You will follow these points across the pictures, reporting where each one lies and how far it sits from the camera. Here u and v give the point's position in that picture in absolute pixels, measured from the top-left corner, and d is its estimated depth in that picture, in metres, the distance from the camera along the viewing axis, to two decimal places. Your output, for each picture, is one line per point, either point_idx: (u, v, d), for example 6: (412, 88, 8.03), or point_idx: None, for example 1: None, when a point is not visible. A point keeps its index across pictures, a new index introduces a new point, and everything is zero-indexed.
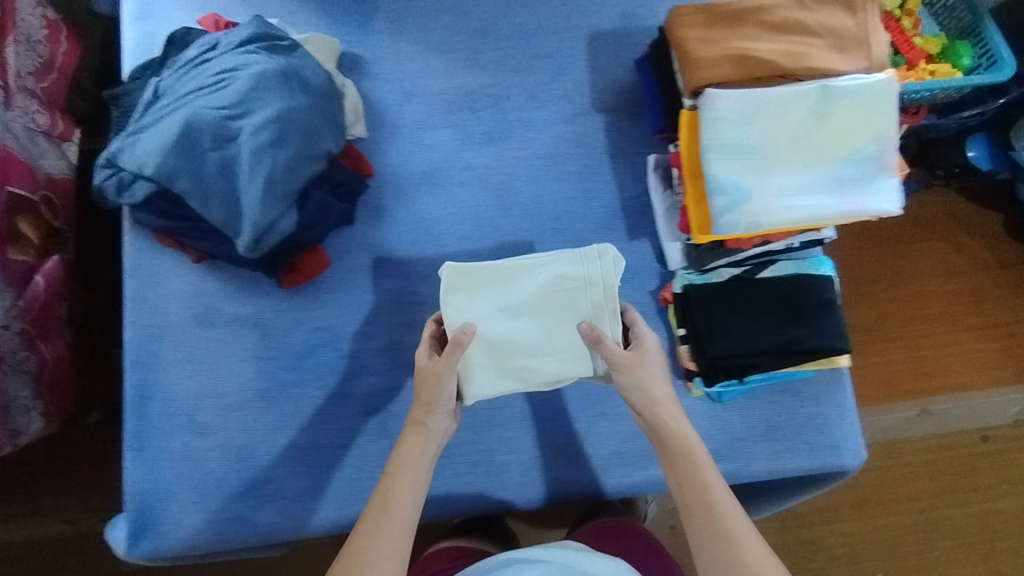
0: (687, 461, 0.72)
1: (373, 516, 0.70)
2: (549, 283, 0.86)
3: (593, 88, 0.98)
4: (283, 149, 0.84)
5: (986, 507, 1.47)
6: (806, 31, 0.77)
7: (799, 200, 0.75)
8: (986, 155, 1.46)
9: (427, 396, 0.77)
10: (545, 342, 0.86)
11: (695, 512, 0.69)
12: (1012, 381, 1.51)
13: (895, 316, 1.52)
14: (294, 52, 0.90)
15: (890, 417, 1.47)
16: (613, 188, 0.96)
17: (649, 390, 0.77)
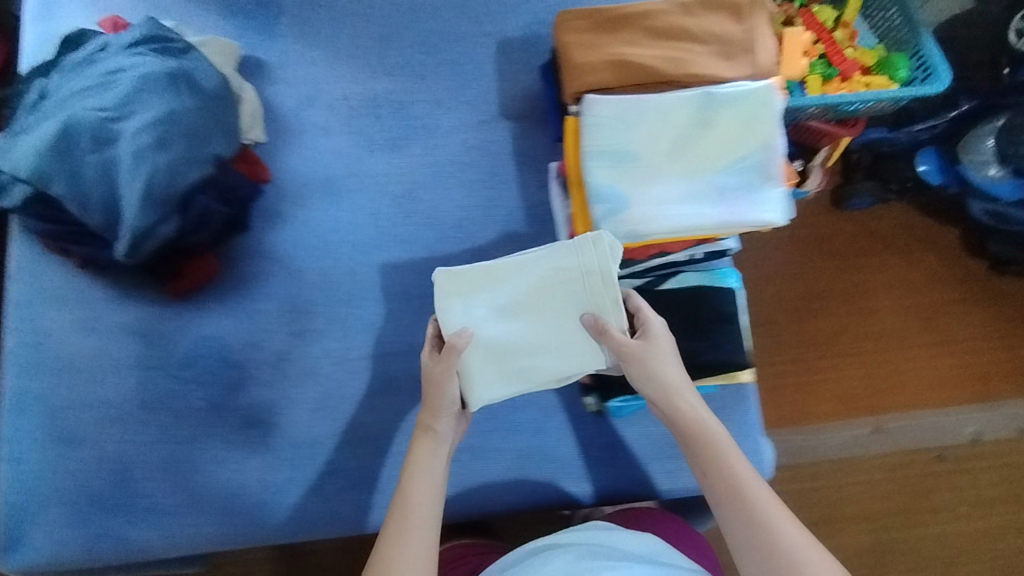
0: (711, 450, 0.70)
1: (394, 527, 0.68)
2: (546, 278, 0.77)
3: (501, 95, 0.96)
4: (166, 151, 0.82)
5: (941, 528, 1.41)
6: (689, 37, 0.75)
7: (678, 210, 0.73)
8: (936, 170, 1.44)
9: (432, 404, 0.75)
10: (550, 342, 0.78)
11: (730, 501, 0.67)
12: (971, 400, 1.46)
13: (848, 331, 1.49)
14: (188, 54, 0.88)
15: (842, 434, 1.43)
16: (516, 197, 0.94)
17: (666, 382, 0.73)
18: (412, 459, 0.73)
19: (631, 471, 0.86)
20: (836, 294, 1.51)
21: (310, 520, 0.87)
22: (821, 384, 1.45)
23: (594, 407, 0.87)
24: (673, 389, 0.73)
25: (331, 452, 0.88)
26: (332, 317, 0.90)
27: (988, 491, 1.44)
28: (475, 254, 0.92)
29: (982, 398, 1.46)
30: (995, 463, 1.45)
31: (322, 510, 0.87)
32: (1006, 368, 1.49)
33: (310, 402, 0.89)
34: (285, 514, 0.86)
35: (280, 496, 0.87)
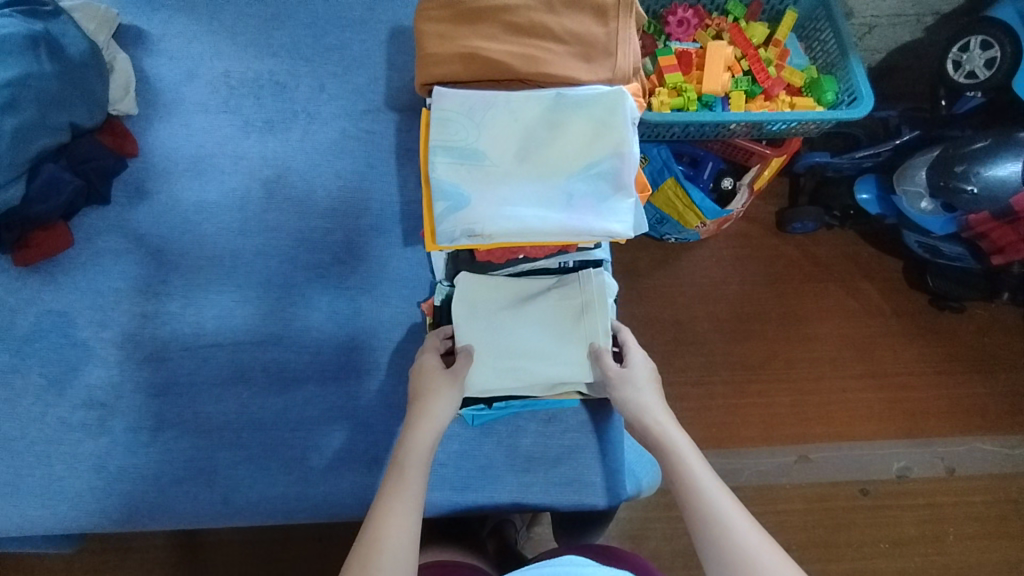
0: (680, 468, 0.68)
1: (381, 506, 0.64)
2: (555, 303, 0.81)
3: (387, 86, 0.94)
4: (14, 113, 0.78)
5: (860, 565, 1.34)
6: (549, 36, 0.72)
7: (522, 212, 0.69)
8: (874, 199, 1.39)
9: (427, 395, 0.73)
10: (547, 363, 0.80)
11: (698, 516, 0.63)
12: (899, 435, 1.41)
13: (781, 357, 1.45)
14: (57, 19, 0.85)
15: (765, 460, 1.39)
16: (393, 191, 0.91)
17: (642, 405, 0.73)
18: (406, 441, 0.70)
19: (486, 480, 0.83)
20: (772, 319, 1.47)
21: (138, 514, 0.80)
22: (747, 408, 1.41)
23: None
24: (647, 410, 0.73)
25: (173, 441, 0.82)
26: (188, 299, 0.86)
27: (911, 529, 1.36)
28: (344, 245, 0.89)
29: (910, 434, 1.41)
30: (924, 502, 1.38)
31: (152, 505, 0.80)
32: (944, 406, 1.43)
33: (154, 389, 0.83)
34: (114, 506, 0.80)
35: (115, 483, 0.81)
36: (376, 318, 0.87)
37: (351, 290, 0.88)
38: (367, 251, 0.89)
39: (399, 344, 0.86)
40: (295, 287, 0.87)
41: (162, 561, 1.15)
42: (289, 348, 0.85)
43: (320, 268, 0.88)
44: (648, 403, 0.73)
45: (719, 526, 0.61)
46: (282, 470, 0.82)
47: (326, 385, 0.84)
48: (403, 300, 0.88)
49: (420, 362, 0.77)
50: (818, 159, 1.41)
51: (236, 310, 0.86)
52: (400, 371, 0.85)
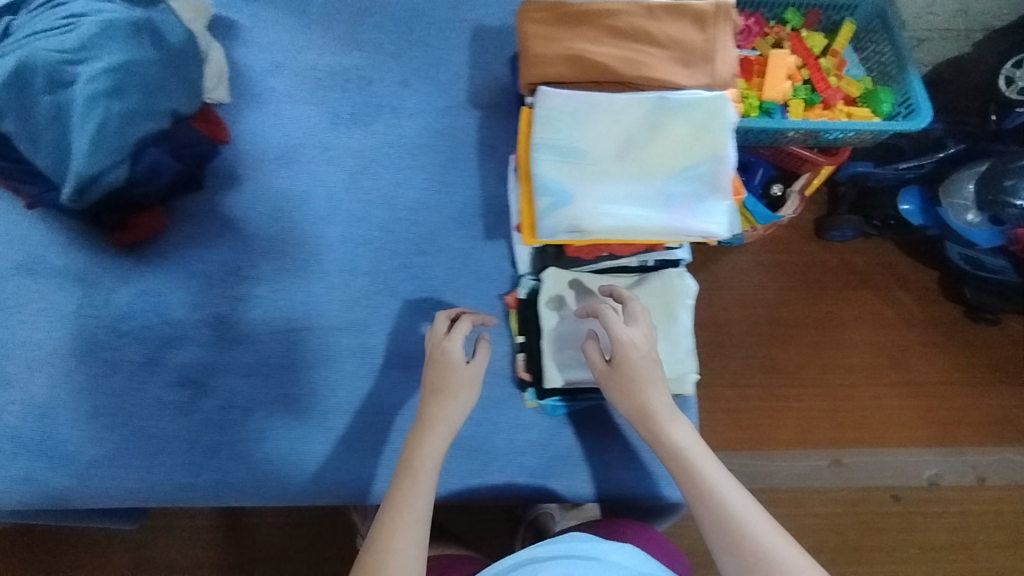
0: (694, 479, 0.67)
1: (388, 520, 0.65)
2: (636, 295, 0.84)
3: (470, 83, 0.96)
4: (120, 101, 0.81)
5: (889, 570, 1.36)
6: (650, 41, 0.75)
7: (623, 210, 0.72)
8: (917, 210, 1.40)
9: (441, 398, 0.75)
10: None
11: (716, 534, 0.63)
12: (931, 443, 1.43)
13: (815, 362, 1.46)
14: (156, 7, 0.88)
15: (799, 464, 1.40)
16: (475, 186, 0.93)
17: (645, 407, 0.71)
18: (413, 452, 0.71)
19: (565, 470, 0.84)
20: (807, 325, 1.49)
21: (227, 489, 0.83)
22: (782, 411, 1.43)
23: (529, 402, 0.85)
24: (654, 415, 0.71)
25: (262, 420, 0.85)
26: (277, 284, 0.89)
27: (941, 536, 1.38)
28: (427, 236, 0.91)
29: (941, 442, 1.43)
30: (954, 510, 1.40)
31: (242, 481, 0.83)
32: (974, 416, 1.45)
33: (244, 369, 0.86)
34: (205, 481, 0.83)
35: (206, 459, 0.83)
36: (459, 309, 0.89)
37: (434, 280, 0.90)
38: (449, 243, 0.91)
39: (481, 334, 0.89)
40: (380, 275, 0.90)
41: (206, 538, 1.18)
42: (373, 335, 0.88)
43: (403, 258, 0.91)
44: (653, 405, 0.71)
45: (744, 545, 0.61)
46: (367, 452, 0.84)
47: (409, 371, 0.87)
48: (484, 291, 0.90)
49: (440, 343, 0.77)
50: (860, 167, 1.45)
51: (323, 296, 0.89)
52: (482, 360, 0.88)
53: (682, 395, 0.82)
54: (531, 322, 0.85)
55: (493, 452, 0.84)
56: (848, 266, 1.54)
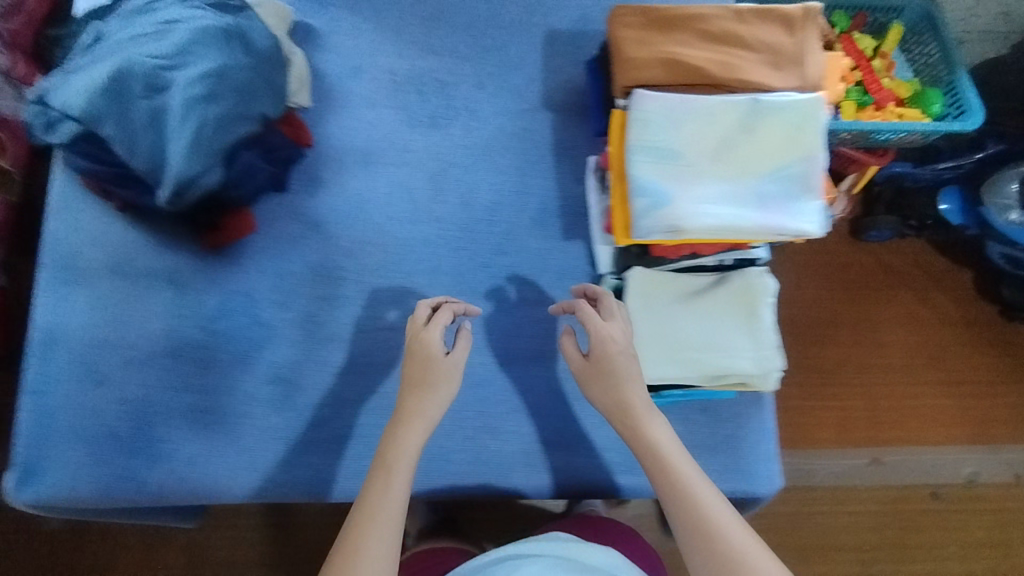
0: (669, 478, 0.69)
1: (364, 519, 0.68)
2: (720, 293, 0.85)
3: (544, 86, 0.98)
4: (215, 106, 0.83)
5: (930, 567, 1.38)
6: (741, 44, 0.76)
7: (719, 210, 0.73)
8: (958, 210, 1.41)
9: (420, 392, 0.77)
10: (714, 346, 0.83)
11: (685, 533, 0.66)
12: (969, 440, 1.44)
13: (856, 362, 1.46)
14: (243, 13, 0.89)
15: (841, 462, 1.40)
16: (552, 187, 0.95)
17: (627, 406, 0.74)
18: (388, 448, 0.74)
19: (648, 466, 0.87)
20: (845, 325, 1.49)
21: (320, 486, 0.84)
22: (823, 410, 1.43)
23: None
24: (633, 412, 0.74)
25: (351, 417, 0.86)
26: (362, 284, 0.90)
27: (979, 532, 1.40)
28: (507, 237, 0.93)
29: (979, 440, 1.44)
30: (991, 507, 1.42)
31: (335, 477, 0.85)
32: (1009, 414, 1.46)
33: (332, 367, 0.88)
34: (298, 477, 0.84)
35: (298, 456, 0.85)
36: (540, 308, 0.91)
37: (515, 279, 0.92)
38: (529, 243, 0.93)
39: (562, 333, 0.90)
40: (462, 276, 0.92)
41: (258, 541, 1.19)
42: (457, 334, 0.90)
43: (482, 258, 0.92)
44: (632, 402, 0.74)
45: (713, 546, 0.64)
46: (457, 447, 0.86)
47: (493, 369, 0.89)
48: (564, 290, 0.92)
49: (417, 336, 0.80)
50: (898, 168, 1.44)
51: (407, 296, 0.90)
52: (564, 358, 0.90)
53: (765, 387, 0.84)
54: None
55: (578, 448, 0.87)
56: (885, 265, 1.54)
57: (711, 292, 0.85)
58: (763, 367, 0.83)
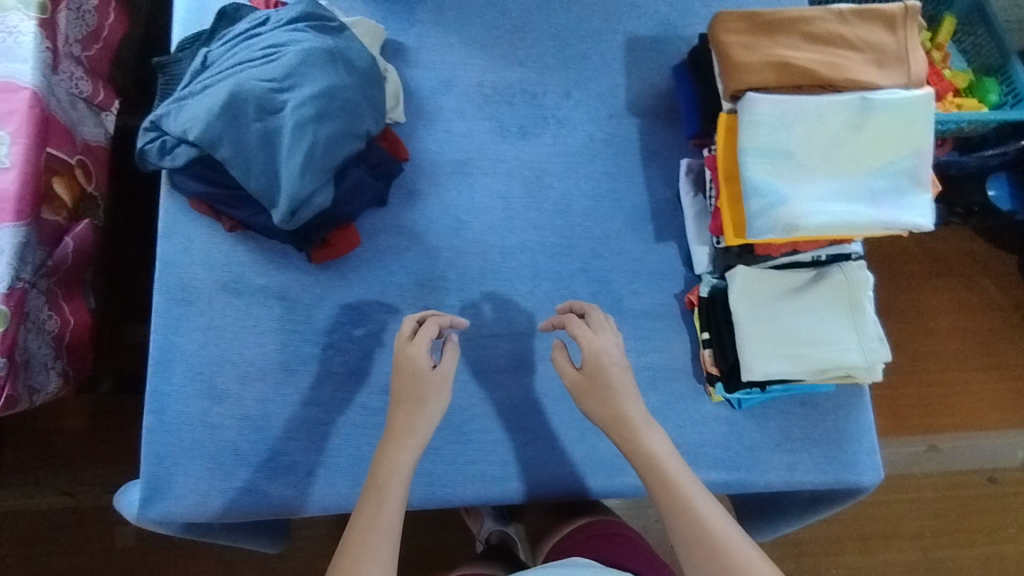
0: (670, 492, 0.69)
1: (363, 540, 0.67)
2: (822, 288, 0.86)
3: (629, 92, 1.00)
4: (325, 125, 0.85)
5: (989, 550, 1.39)
6: (846, 45, 0.79)
7: (834, 207, 0.75)
8: (1007, 196, 1.35)
9: (412, 409, 0.76)
10: (822, 340, 0.84)
11: (689, 547, 0.66)
12: (1020, 424, 1.43)
13: (908, 351, 1.43)
14: (342, 33, 0.92)
15: (898, 451, 1.40)
16: (643, 190, 0.97)
17: (624, 416, 0.75)
18: (381, 467, 0.73)
19: (755, 461, 0.88)
20: (897, 314, 1.45)
21: (437, 493, 0.86)
22: (877, 400, 1.41)
23: (716, 396, 0.88)
24: (632, 423, 0.74)
25: (464, 424, 0.88)
26: (466, 293, 0.92)
27: None
28: (602, 241, 0.95)
29: None
30: None
31: (452, 483, 0.86)
32: None
33: None
34: (416, 485, 0.86)
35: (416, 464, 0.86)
36: (641, 310, 0.93)
37: (613, 283, 0.93)
38: (624, 247, 0.95)
39: (663, 333, 0.92)
40: (562, 281, 0.93)
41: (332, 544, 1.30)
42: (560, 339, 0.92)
43: (579, 263, 0.94)
44: (629, 413, 0.75)
45: (719, 560, 0.64)
46: (568, 449, 0.89)
47: None
48: (662, 292, 0.93)
49: (404, 352, 0.79)
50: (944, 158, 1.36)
51: (509, 303, 0.92)
52: (667, 358, 0.91)
53: (868, 379, 0.85)
54: (718, 319, 0.87)
55: (687, 447, 0.88)
56: (933, 252, 1.49)
57: (814, 287, 0.86)
58: (871, 359, 0.84)
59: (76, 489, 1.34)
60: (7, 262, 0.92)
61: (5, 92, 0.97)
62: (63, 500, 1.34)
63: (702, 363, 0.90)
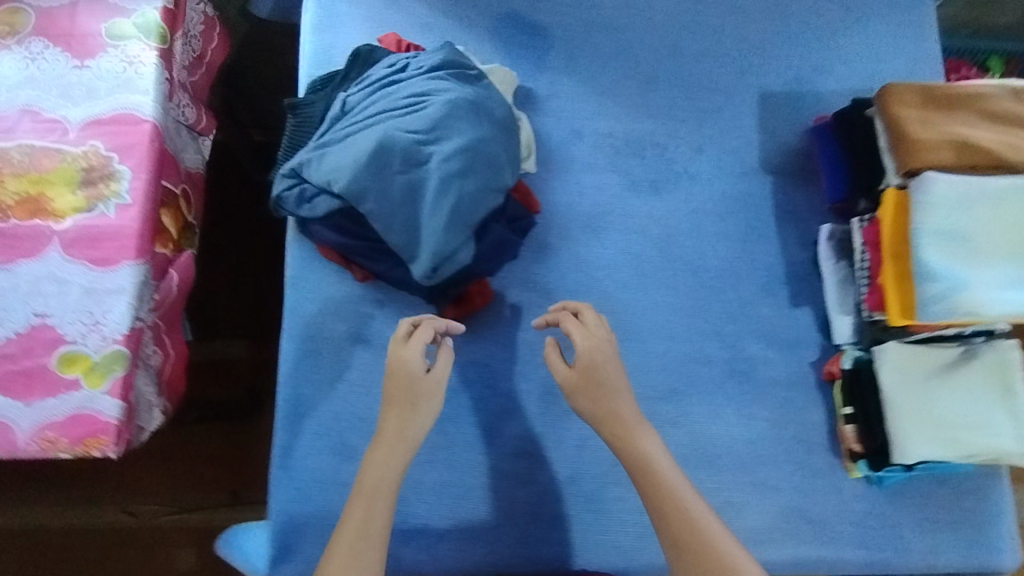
0: (660, 488, 0.73)
1: (351, 551, 0.69)
2: (975, 367, 0.84)
3: (763, 149, 0.97)
4: (469, 181, 0.83)
5: None
6: (1019, 125, 0.77)
7: (1013, 295, 0.72)
8: None
9: (402, 411, 0.77)
10: (975, 422, 0.82)
11: (682, 551, 0.69)
12: None
13: None
14: (481, 81, 0.89)
15: None
16: (778, 252, 0.94)
17: (615, 413, 0.77)
18: (370, 474, 0.74)
19: (894, 541, 0.86)
20: None
21: (568, 559, 0.84)
22: None
23: (857, 473, 0.87)
24: (626, 422, 0.77)
25: (596, 490, 0.86)
26: None
27: None
28: (735, 304, 0.93)
29: None
30: None
31: (584, 550, 0.85)
32: None
33: (575, 439, 0.87)
34: (550, 551, 0.84)
35: (550, 531, 0.85)
36: (776, 378, 0.91)
37: (746, 348, 0.92)
38: (758, 311, 0.92)
39: (798, 403, 0.90)
40: (697, 346, 0.92)
41: None
42: (692, 405, 0.90)
43: (711, 326, 0.92)
44: (624, 413, 0.77)
45: (710, 561, 0.68)
46: None
47: (730, 440, 0.90)
48: (797, 360, 0.91)
49: (399, 356, 0.79)
50: None
51: (647, 365, 0.91)
52: (801, 429, 0.90)
53: None
54: (865, 395, 0.86)
55: (821, 521, 0.87)
56: None
57: (967, 366, 0.84)
58: None
59: (136, 509, 1.34)
60: (128, 301, 0.90)
61: (124, 125, 0.94)
62: (123, 519, 1.33)
63: (842, 438, 0.88)
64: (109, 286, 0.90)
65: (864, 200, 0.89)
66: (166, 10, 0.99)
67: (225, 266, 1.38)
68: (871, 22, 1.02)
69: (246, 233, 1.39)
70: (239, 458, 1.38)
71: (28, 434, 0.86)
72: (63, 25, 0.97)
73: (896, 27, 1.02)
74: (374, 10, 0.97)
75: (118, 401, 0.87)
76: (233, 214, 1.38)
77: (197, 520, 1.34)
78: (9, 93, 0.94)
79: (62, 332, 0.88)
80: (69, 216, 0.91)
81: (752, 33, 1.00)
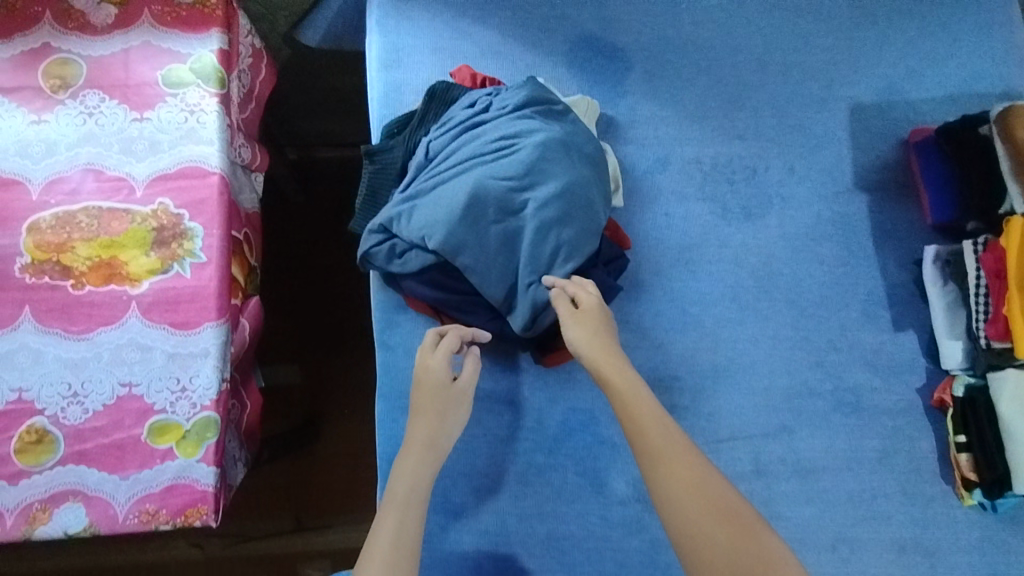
0: (644, 424, 0.67)
1: (389, 558, 0.63)
2: None
3: (856, 166, 0.93)
4: (567, 227, 0.79)
5: None
6: None
7: None
8: None
9: (433, 419, 0.74)
10: None
11: (682, 498, 0.62)
12: None
13: None
14: (567, 116, 0.85)
15: None
16: (877, 275, 0.91)
17: (601, 352, 0.72)
18: (399, 482, 0.70)
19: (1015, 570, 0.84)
20: None
21: None
22: None
23: (970, 501, 0.84)
24: (613, 360, 0.71)
25: None
26: (701, 393, 0.86)
27: None
28: (837, 332, 0.89)
29: None
30: None
31: None
32: None
33: None
34: None
35: None
36: (882, 406, 0.88)
37: (851, 377, 0.88)
38: (860, 337, 0.89)
39: (907, 431, 0.87)
40: (800, 375, 0.88)
41: None
42: (801, 439, 0.86)
43: (813, 355, 0.89)
44: (611, 351, 0.72)
45: (695, 492, 0.63)
46: (819, 559, 0.83)
47: (842, 473, 0.86)
48: (904, 387, 0.89)
49: (426, 364, 0.76)
50: None
51: (751, 399, 0.87)
52: (911, 458, 0.87)
53: None
54: (979, 422, 0.84)
55: (941, 553, 0.84)
56: None
57: None
58: None
59: (202, 540, 1.26)
60: (213, 364, 0.85)
61: (191, 178, 0.89)
62: (192, 552, 1.27)
63: (953, 466, 0.86)
64: (193, 350, 0.86)
65: (974, 221, 0.88)
66: (223, 51, 0.93)
67: (286, 296, 1.34)
68: (962, 24, 0.97)
69: (305, 264, 1.35)
70: (299, 486, 1.30)
71: (126, 507, 0.82)
72: (118, 75, 0.91)
73: (987, 28, 0.97)
74: (441, 43, 0.91)
75: (214, 467, 0.83)
76: (293, 245, 1.35)
77: (264, 548, 1.27)
78: (69, 152, 0.89)
79: (150, 401, 0.84)
80: (145, 279, 0.86)
81: (837, 42, 0.96)
